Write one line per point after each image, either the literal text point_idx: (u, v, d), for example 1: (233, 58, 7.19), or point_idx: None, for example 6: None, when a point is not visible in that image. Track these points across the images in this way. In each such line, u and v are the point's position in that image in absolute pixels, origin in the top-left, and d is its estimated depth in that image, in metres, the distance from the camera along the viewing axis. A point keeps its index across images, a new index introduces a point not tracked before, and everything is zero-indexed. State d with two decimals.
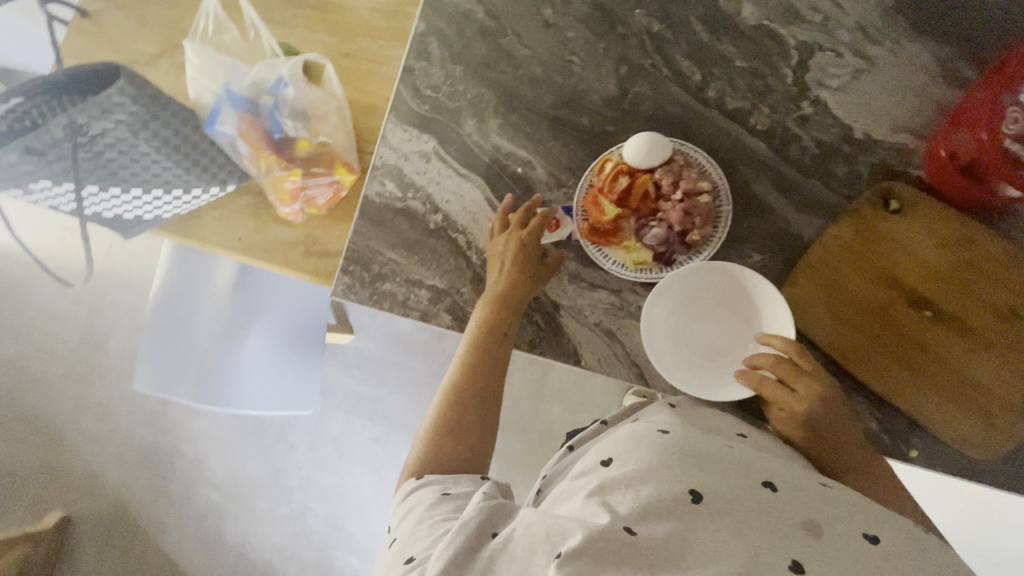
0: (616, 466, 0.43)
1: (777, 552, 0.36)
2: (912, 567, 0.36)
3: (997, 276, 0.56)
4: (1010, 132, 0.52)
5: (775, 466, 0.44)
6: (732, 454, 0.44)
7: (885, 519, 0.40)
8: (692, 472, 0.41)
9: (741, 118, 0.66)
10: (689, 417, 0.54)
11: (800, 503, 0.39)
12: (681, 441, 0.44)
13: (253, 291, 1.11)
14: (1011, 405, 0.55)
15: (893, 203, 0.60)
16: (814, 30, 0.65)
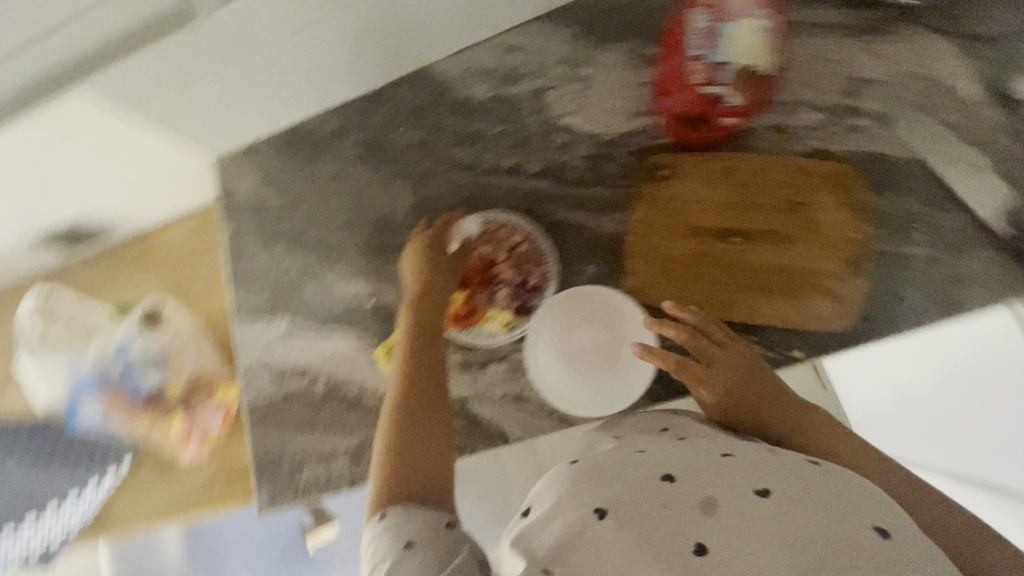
0: (533, 510, 0.48)
1: (681, 540, 0.41)
2: (793, 511, 0.42)
3: (766, 182, 0.65)
4: (701, 82, 0.64)
5: (676, 453, 0.49)
6: (644, 457, 0.50)
7: (777, 471, 0.45)
8: (595, 491, 0.46)
9: (521, 169, 0.75)
10: (614, 429, 0.58)
11: (694, 487, 0.45)
12: (585, 466, 0.50)
13: (205, 553, 1.02)
14: (841, 272, 0.61)
15: (662, 170, 0.68)
16: (534, 78, 0.76)
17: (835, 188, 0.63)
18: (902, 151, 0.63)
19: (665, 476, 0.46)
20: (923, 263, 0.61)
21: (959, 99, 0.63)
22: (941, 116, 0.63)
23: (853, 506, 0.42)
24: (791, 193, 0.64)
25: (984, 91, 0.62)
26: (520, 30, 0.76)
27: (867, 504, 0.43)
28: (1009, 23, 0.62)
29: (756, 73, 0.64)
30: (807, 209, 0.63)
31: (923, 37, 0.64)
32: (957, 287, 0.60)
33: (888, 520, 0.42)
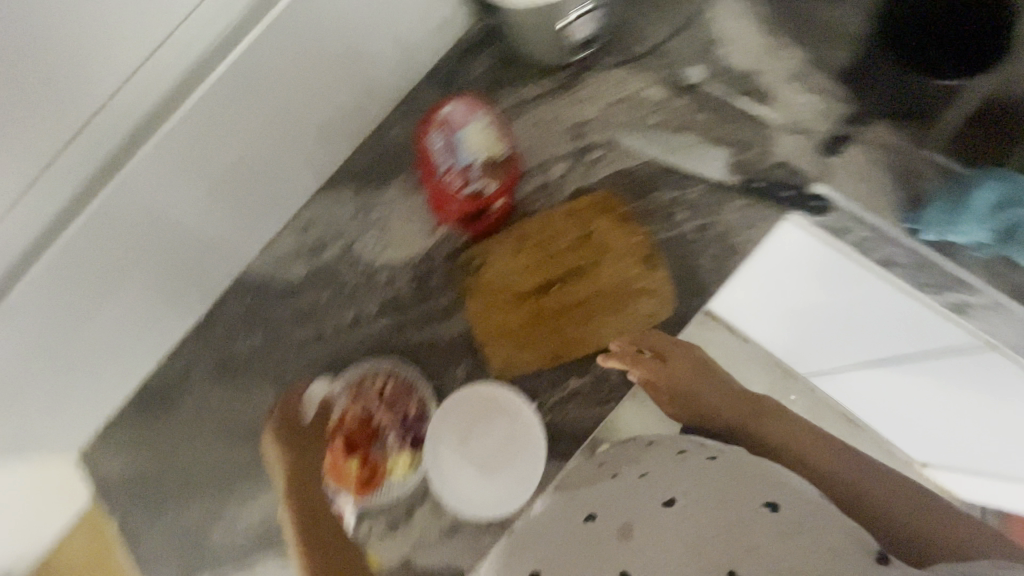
0: None
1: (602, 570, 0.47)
2: (694, 517, 0.47)
3: (554, 233, 0.74)
4: (469, 183, 0.73)
5: (601, 493, 0.56)
6: (581, 501, 0.57)
7: (683, 481, 0.52)
8: (532, 557, 0.52)
9: (360, 319, 0.79)
10: (560, 487, 0.64)
11: (614, 518, 0.51)
12: (527, 535, 0.57)
13: None
14: (644, 271, 0.70)
15: (474, 262, 0.75)
16: (337, 238, 0.83)
17: (607, 210, 0.73)
18: (640, 158, 0.75)
19: (590, 515, 0.53)
20: (702, 233, 0.70)
21: (654, 103, 0.77)
22: (649, 121, 0.76)
23: (744, 490, 0.49)
24: (577, 231, 0.73)
25: (667, 91, 0.76)
26: (307, 207, 0.85)
27: (760, 485, 0.50)
28: (655, 37, 0.77)
29: (498, 158, 0.75)
30: (594, 237, 0.72)
31: (606, 72, 0.79)
32: (734, 237, 0.69)
33: (781, 495, 0.48)
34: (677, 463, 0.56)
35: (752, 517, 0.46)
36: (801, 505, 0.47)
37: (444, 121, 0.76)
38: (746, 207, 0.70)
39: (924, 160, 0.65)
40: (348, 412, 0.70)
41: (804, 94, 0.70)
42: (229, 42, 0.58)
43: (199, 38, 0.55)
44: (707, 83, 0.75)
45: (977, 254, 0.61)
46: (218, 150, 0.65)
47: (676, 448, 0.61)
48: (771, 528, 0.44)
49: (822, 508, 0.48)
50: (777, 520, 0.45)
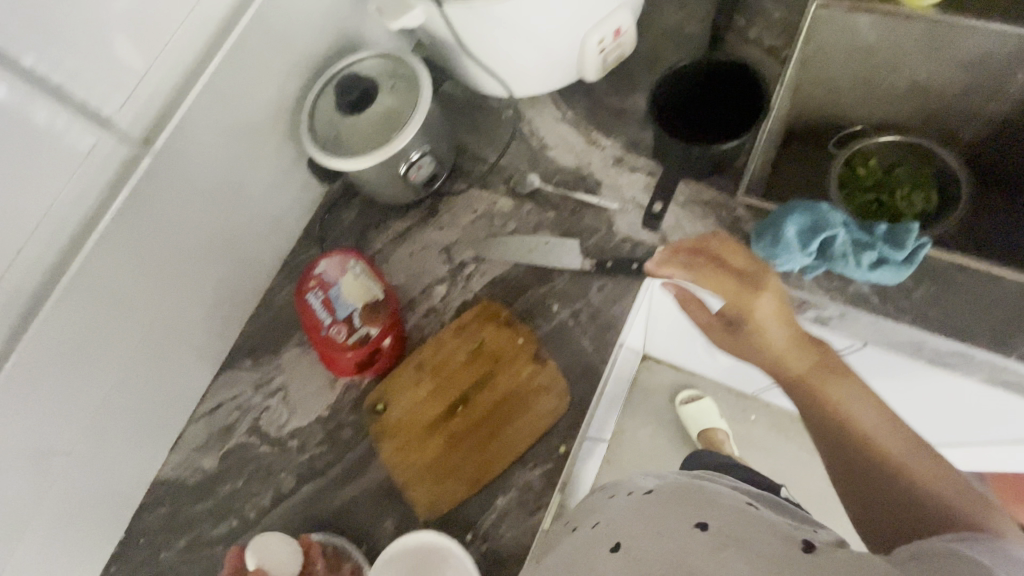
0: None
1: None
2: (643, 552, 0.45)
3: (447, 354, 0.75)
4: (355, 332, 0.75)
5: (559, 555, 0.53)
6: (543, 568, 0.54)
7: (630, 517, 0.51)
8: None
9: (279, 494, 0.77)
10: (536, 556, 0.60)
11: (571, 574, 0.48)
12: None
13: None
14: (536, 370, 0.71)
15: (378, 404, 0.75)
16: (243, 417, 0.83)
17: (490, 318, 0.76)
18: (507, 263, 0.80)
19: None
20: (576, 319, 0.74)
21: (506, 213, 0.84)
22: (506, 230, 0.83)
23: (680, 513, 0.49)
24: (466, 346, 0.75)
25: (514, 199, 0.84)
26: (209, 394, 0.86)
27: (697, 505, 0.49)
28: (490, 159, 0.87)
29: (377, 299, 0.77)
30: (484, 349, 0.74)
31: (458, 196, 0.87)
32: (605, 315, 0.73)
33: (709, 513, 0.48)
34: (624, 504, 0.54)
35: (692, 543, 0.44)
36: (731, 520, 0.46)
37: (321, 279, 0.80)
38: (608, 284, 0.75)
39: (736, 206, 0.73)
40: None
41: (626, 175, 0.79)
42: (69, 258, 0.61)
43: (56, 239, 0.59)
44: (546, 184, 0.83)
45: (809, 275, 0.66)
46: (95, 360, 0.69)
47: (623, 490, 0.59)
48: (707, 550, 0.43)
49: (755, 517, 0.47)
50: (708, 540, 0.44)
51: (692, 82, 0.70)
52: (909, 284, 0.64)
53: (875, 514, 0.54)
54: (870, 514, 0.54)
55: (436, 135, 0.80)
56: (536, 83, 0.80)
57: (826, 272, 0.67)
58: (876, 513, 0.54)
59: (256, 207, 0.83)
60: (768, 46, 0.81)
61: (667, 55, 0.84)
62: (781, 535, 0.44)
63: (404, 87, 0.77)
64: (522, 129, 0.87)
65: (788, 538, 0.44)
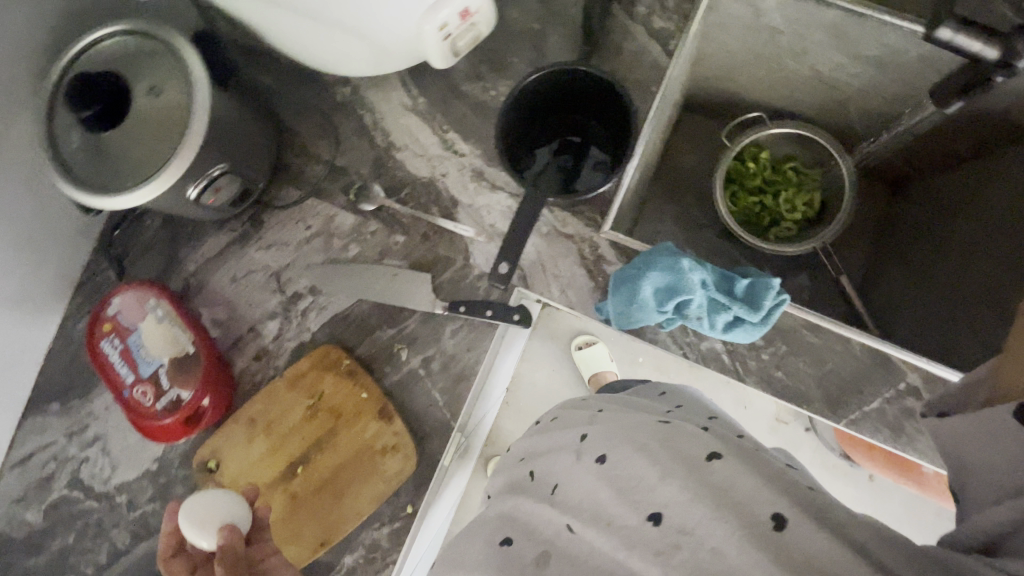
0: (451, 554, 0.52)
1: (521, 555, 0.46)
2: (599, 535, 0.43)
3: (284, 410, 0.67)
4: (166, 394, 0.65)
5: (524, 496, 0.50)
6: (491, 524, 0.51)
7: (590, 487, 0.46)
8: (504, 526, 0.49)
9: (115, 551, 0.72)
10: (515, 460, 0.57)
11: (531, 546, 0.46)
12: (508, 507, 0.51)
13: None
14: (382, 427, 0.66)
15: (212, 464, 0.68)
16: (61, 470, 0.73)
17: (328, 370, 0.67)
18: (350, 298, 0.69)
19: (503, 539, 0.48)
20: (426, 366, 0.68)
21: (347, 232, 0.69)
22: (348, 254, 0.69)
23: (632, 492, 0.43)
24: (303, 400, 0.67)
25: (356, 216, 0.69)
26: (11, 444, 0.74)
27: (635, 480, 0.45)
28: (322, 158, 0.70)
29: (188, 354, 0.66)
30: (323, 405, 0.67)
31: (288, 208, 0.70)
32: (458, 363, 0.67)
33: (654, 490, 0.42)
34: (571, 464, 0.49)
35: (642, 543, 0.41)
36: (686, 501, 0.40)
37: (117, 322, 0.67)
38: (461, 328, 0.67)
39: (601, 242, 0.65)
40: None
41: (486, 194, 0.68)
42: None
43: None
44: (393, 198, 0.69)
45: (665, 328, 0.62)
46: None
47: (578, 430, 0.52)
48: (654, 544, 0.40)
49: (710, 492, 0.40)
50: (659, 539, 0.40)
51: (548, 98, 0.65)
52: (761, 343, 0.61)
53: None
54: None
55: (231, 143, 0.61)
56: (370, 64, 0.63)
57: (682, 326, 0.62)
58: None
59: (11, 236, 0.64)
60: (656, 28, 0.67)
61: (537, 34, 0.69)
62: (750, 520, 0.38)
63: (168, 78, 0.56)
64: (364, 118, 0.70)
65: (754, 520, 0.38)
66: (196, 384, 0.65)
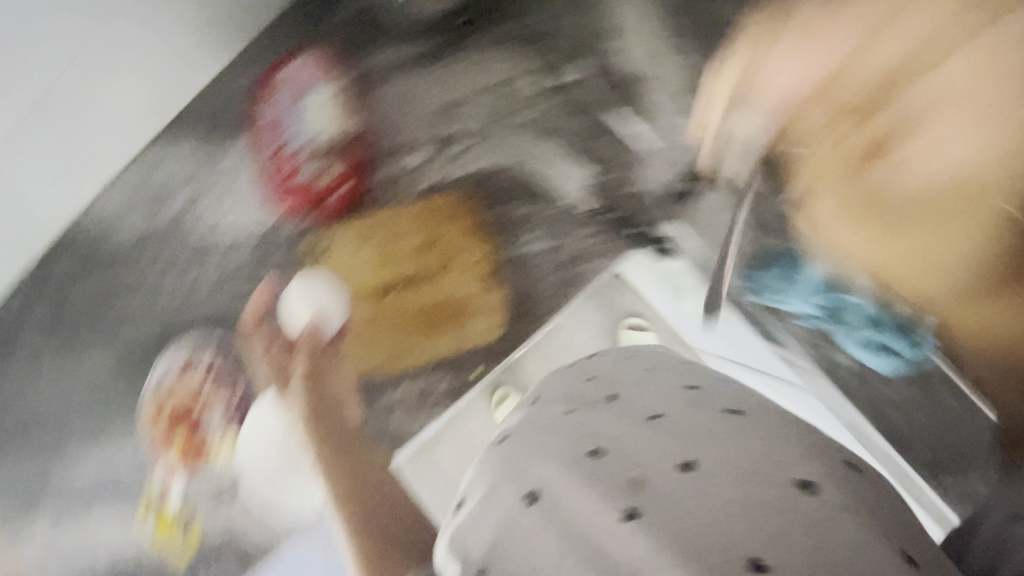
0: (501, 459, 0.36)
1: (626, 483, 0.31)
2: (769, 512, 0.28)
3: (402, 234, 0.70)
4: (315, 166, 0.69)
5: (621, 419, 0.35)
6: (557, 422, 0.37)
7: (738, 435, 0.33)
8: (584, 436, 0.34)
9: (195, 293, 0.74)
10: (576, 372, 0.43)
11: (639, 469, 0.31)
12: (577, 419, 0.36)
13: None
14: (485, 288, 0.69)
15: (315, 254, 0.71)
16: (166, 200, 0.73)
17: (457, 217, 0.69)
18: (507, 159, 0.68)
19: (569, 410, 0.38)
20: (549, 255, 0.67)
21: (531, 95, 0.67)
22: (521, 117, 0.67)
23: (829, 474, 0.30)
24: (425, 233, 0.69)
25: (546, 83, 0.67)
26: None
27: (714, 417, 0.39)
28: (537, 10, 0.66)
29: (346, 138, 0.69)
30: (440, 245, 0.69)
31: (483, 46, 0.67)
32: (578, 264, 0.68)
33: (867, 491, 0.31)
34: (647, 374, 0.40)
35: (820, 476, 0.30)
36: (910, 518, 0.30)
37: (291, 82, 0.69)
38: (596, 234, 0.68)
39: None
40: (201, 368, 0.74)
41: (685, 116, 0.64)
42: None
43: None
44: (591, 81, 0.66)
45: (804, 320, 0.62)
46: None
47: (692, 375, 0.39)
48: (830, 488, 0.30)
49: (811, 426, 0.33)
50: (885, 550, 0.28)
51: None
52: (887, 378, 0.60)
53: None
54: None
55: None
56: None
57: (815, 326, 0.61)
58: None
59: None
60: None
61: None
62: (899, 497, 0.32)
63: None
64: None
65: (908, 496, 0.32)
66: (346, 168, 0.69)
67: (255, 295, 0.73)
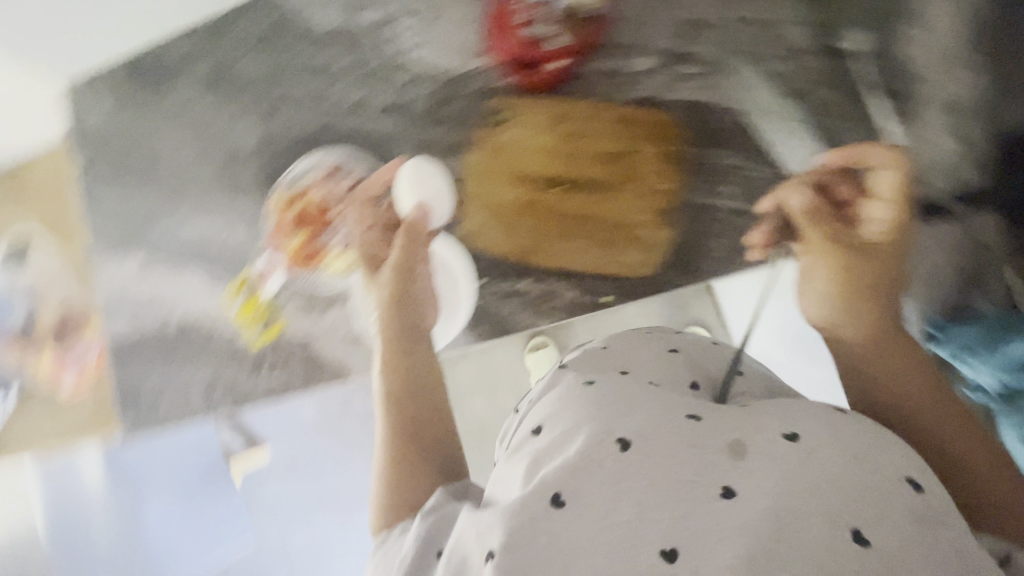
0: (555, 424, 0.43)
1: (710, 482, 0.37)
2: (812, 507, 0.35)
3: (592, 131, 0.64)
4: (535, 27, 0.63)
5: (657, 398, 0.43)
6: (630, 387, 0.44)
7: (793, 469, 0.37)
8: (652, 427, 0.40)
9: (367, 105, 0.73)
10: (623, 355, 0.51)
11: (722, 468, 0.37)
12: (618, 393, 0.44)
13: (125, 471, 1.02)
14: (653, 222, 0.63)
15: (498, 117, 0.67)
16: (382, 8, 0.73)
17: (657, 138, 0.63)
18: (736, 101, 0.63)
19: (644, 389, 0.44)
20: (736, 215, 0.62)
21: (788, 47, 0.62)
22: (768, 65, 0.63)
23: (868, 489, 0.36)
24: (618, 142, 0.64)
25: (810, 40, 0.62)
26: None
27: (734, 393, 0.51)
28: None
29: (579, 16, 0.63)
30: (629, 159, 0.63)
31: None
32: None
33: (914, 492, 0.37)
34: (745, 411, 0.42)
35: (746, 490, 0.36)
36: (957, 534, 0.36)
37: None
38: None
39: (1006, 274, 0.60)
40: (349, 179, 0.71)
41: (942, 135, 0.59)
42: None
43: None
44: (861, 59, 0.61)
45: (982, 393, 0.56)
46: None
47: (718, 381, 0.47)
48: (850, 507, 0.35)
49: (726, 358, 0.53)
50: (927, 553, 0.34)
51: None
52: None
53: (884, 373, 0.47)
54: (844, 301, 0.50)
55: None
56: None
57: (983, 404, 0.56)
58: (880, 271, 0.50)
59: None
60: None
61: None
62: (898, 485, 0.37)
63: None
64: None
65: (908, 496, 0.36)
66: (565, 44, 0.63)
67: (422, 131, 0.71)
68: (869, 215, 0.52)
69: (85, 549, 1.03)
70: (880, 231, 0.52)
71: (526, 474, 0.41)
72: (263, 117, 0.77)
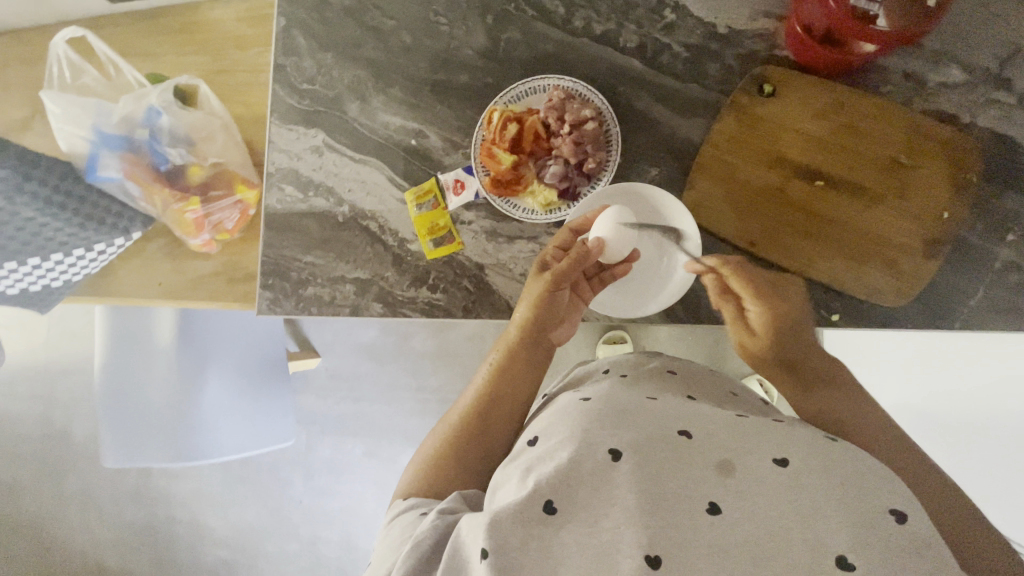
0: (552, 440, 0.45)
1: (695, 495, 0.37)
2: (780, 509, 0.35)
3: (871, 131, 0.58)
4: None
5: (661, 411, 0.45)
6: (630, 404, 0.46)
7: (767, 485, 0.37)
8: (643, 442, 0.41)
9: (612, 39, 0.66)
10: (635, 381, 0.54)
11: (695, 469, 0.39)
12: (601, 404, 0.47)
13: (201, 331, 1.01)
14: (913, 248, 0.57)
15: (769, 87, 0.61)
16: None
17: (948, 155, 0.57)
18: None
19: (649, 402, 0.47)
20: (1002, 266, 0.58)
21: None
22: None
23: (824, 488, 0.36)
24: (897, 151, 0.58)
25: None
26: None
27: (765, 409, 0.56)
28: None
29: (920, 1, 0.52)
30: (904, 173, 0.58)
31: None
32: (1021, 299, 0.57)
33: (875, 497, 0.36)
34: (729, 427, 0.43)
35: (731, 511, 0.36)
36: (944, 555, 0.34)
37: None
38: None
39: None
40: (582, 109, 0.64)
41: None
42: None
43: None
44: None
45: None
46: None
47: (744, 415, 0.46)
48: (831, 522, 0.34)
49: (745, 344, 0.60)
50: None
51: None
52: None
53: (827, 399, 0.51)
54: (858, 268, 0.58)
55: None
56: None
57: None
58: (773, 328, 0.57)
59: None
60: None
61: None
62: (874, 512, 0.34)
63: None
64: None
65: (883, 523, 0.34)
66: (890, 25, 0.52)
67: (672, 85, 0.64)
68: (909, 218, 0.58)
69: (140, 411, 0.97)
70: (912, 233, 0.58)
71: (518, 490, 0.42)
72: (491, 22, 0.70)
